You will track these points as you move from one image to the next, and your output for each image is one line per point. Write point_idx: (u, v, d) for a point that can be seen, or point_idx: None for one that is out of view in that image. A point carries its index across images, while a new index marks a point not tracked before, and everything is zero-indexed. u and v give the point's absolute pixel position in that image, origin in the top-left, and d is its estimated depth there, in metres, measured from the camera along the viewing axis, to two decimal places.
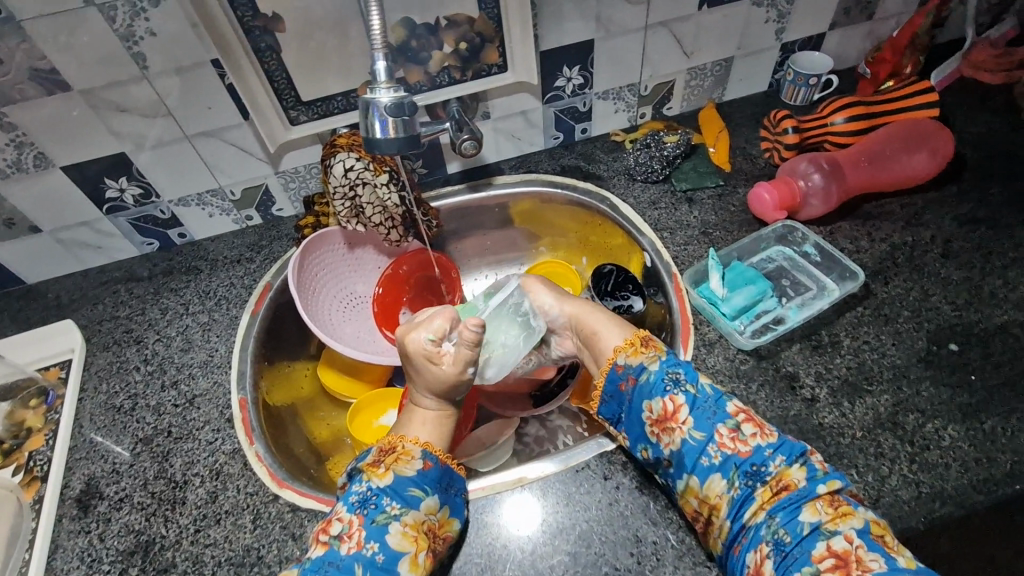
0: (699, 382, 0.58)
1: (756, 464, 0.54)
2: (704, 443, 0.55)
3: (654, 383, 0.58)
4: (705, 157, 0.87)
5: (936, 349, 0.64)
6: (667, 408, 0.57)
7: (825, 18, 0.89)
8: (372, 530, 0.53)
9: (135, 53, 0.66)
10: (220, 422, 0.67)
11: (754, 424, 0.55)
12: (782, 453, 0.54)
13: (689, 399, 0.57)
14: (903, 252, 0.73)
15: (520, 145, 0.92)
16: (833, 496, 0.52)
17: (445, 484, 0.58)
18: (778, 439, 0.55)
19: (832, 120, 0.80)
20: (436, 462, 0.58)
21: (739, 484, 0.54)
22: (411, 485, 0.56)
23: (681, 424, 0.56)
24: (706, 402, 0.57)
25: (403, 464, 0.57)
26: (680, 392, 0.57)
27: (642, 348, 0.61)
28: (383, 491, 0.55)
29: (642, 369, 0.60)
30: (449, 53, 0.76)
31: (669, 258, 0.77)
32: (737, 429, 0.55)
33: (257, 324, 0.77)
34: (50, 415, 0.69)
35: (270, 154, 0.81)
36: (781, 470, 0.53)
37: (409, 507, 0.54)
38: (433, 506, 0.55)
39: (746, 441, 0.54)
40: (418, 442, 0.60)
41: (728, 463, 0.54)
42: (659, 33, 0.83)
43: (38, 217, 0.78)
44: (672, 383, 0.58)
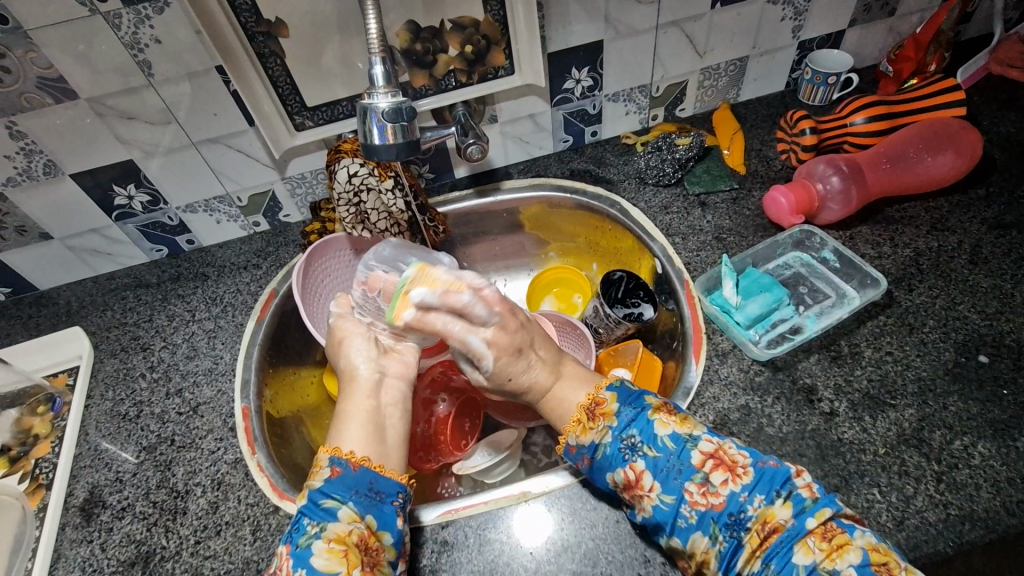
0: (658, 440, 0.54)
1: (734, 513, 0.50)
2: (676, 505, 0.51)
3: (612, 456, 0.55)
4: (719, 160, 0.85)
5: (965, 361, 0.61)
6: (630, 478, 0.53)
7: (844, 15, 0.86)
8: (297, 555, 0.50)
9: (141, 60, 0.66)
10: (223, 431, 0.66)
11: (723, 469, 0.52)
12: (759, 492, 0.50)
13: (651, 463, 0.53)
14: (928, 258, 0.70)
15: (528, 148, 0.90)
16: (825, 526, 0.48)
17: (364, 491, 0.55)
18: (753, 476, 0.51)
19: (852, 120, 0.78)
20: (346, 467, 0.55)
21: (722, 538, 0.50)
22: (322, 496, 0.53)
23: (647, 490, 0.52)
24: (669, 460, 0.53)
25: (311, 478, 0.55)
26: (639, 458, 0.53)
27: (591, 422, 0.57)
28: (299, 514, 0.53)
29: (595, 447, 0.56)
30: (455, 56, 0.74)
31: (681, 264, 0.74)
32: (706, 481, 0.51)
33: (262, 331, 0.76)
34: (56, 421, 0.69)
35: (276, 160, 0.80)
36: (762, 512, 0.50)
37: (327, 520, 0.51)
38: (353, 514, 0.52)
39: (717, 492, 0.51)
40: (329, 450, 0.57)
41: (705, 520, 0.50)
42: (671, 33, 0.81)
43: (49, 224, 0.79)
44: (629, 450, 0.54)
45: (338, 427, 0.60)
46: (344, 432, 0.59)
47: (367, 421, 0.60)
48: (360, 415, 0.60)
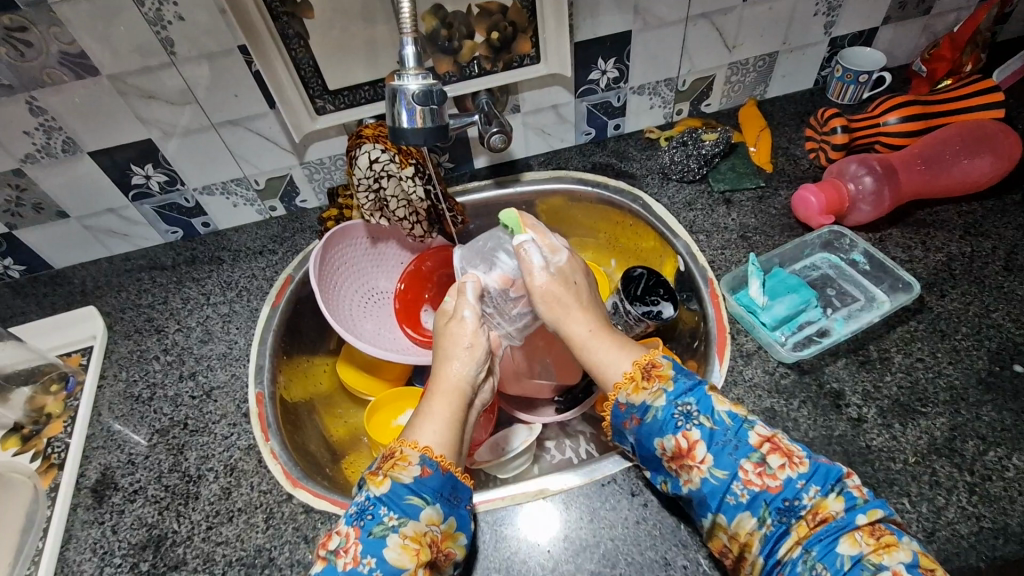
0: (715, 413, 0.52)
1: (788, 498, 0.48)
2: (728, 481, 0.49)
3: (664, 420, 0.53)
4: (745, 157, 0.83)
5: (999, 371, 0.59)
6: (682, 445, 0.51)
7: (879, 11, 0.84)
8: (368, 543, 0.49)
9: (163, 38, 0.65)
10: (236, 417, 0.65)
11: (780, 454, 0.49)
12: (816, 483, 0.48)
13: (706, 434, 0.51)
14: (960, 263, 0.68)
15: (549, 140, 0.89)
16: (875, 526, 0.46)
17: (448, 494, 0.53)
18: (809, 466, 0.49)
19: (885, 119, 0.75)
20: (437, 469, 0.53)
21: (771, 522, 0.48)
22: (409, 494, 0.51)
23: (699, 461, 0.50)
24: (725, 434, 0.51)
25: (399, 470, 0.52)
26: (694, 426, 0.51)
27: (646, 382, 0.55)
28: (378, 500, 0.51)
29: (647, 408, 0.54)
30: (480, 43, 0.73)
31: (705, 262, 0.73)
32: (762, 462, 0.49)
33: (276, 317, 0.75)
34: (70, 401, 0.69)
35: (295, 144, 0.79)
36: (816, 503, 0.47)
37: (408, 517, 0.50)
38: (434, 516, 0.51)
39: (774, 475, 0.48)
40: (418, 446, 0.54)
41: (757, 500, 0.48)
42: (701, 25, 0.79)
43: (66, 203, 0.78)
44: (684, 417, 0.52)
45: (417, 422, 0.57)
46: (424, 429, 0.56)
47: (449, 424, 0.57)
48: (442, 418, 0.57)
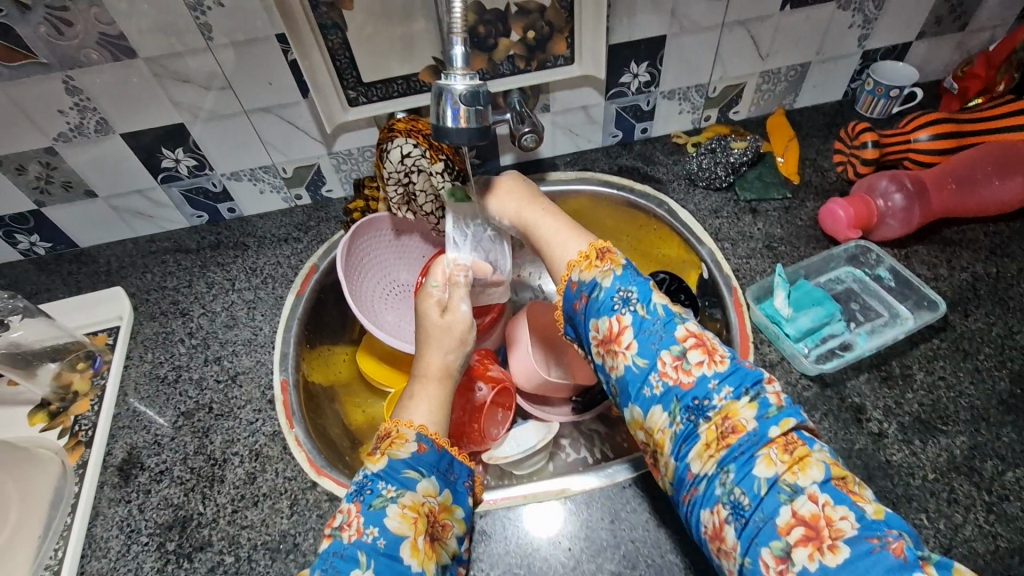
0: (652, 303, 0.52)
1: (698, 397, 0.47)
2: (647, 371, 0.50)
3: (603, 301, 0.53)
4: (773, 167, 0.83)
5: (1020, 393, 0.59)
6: (612, 329, 0.52)
7: (914, 26, 0.84)
8: (370, 515, 0.48)
9: (202, 23, 0.65)
10: (261, 403, 0.66)
11: (702, 351, 0.49)
12: (729, 384, 0.47)
13: (636, 320, 0.51)
14: (986, 283, 0.68)
15: (576, 141, 0.89)
16: (788, 437, 0.45)
17: (442, 470, 0.54)
18: (728, 367, 0.48)
19: (915, 136, 0.75)
20: (432, 445, 0.54)
21: (680, 417, 0.48)
22: (406, 467, 0.52)
23: (624, 347, 0.51)
24: (655, 324, 0.51)
25: (396, 447, 0.53)
26: (628, 312, 0.51)
27: (598, 261, 0.56)
28: (376, 475, 0.51)
29: (594, 286, 0.55)
30: (516, 41, 0.73)
31: (729, 271, 0.73)
32: (682, 356, 0.49)
33: (301, 306, 0.76)
34: (96, 380, 0.69)
35: (326, 134, 0.79)
36: (726, 405, 0.46)
37: (406, 488, 0.50)
38: (431, 489, 0.52)
39: (690, 370, 0.48)
40: (413, 425, 0.55)
41: (670, 395, 0.48)
42: (736, 33, 0.79)
43: (95, 182, 0.79)
44: (621, 302, 0.52)
45: (411, 405, 0.59)
46: (417, 412, 0.58)
47: (437, 406, 0.59)
48: (433, 402, 0.60)
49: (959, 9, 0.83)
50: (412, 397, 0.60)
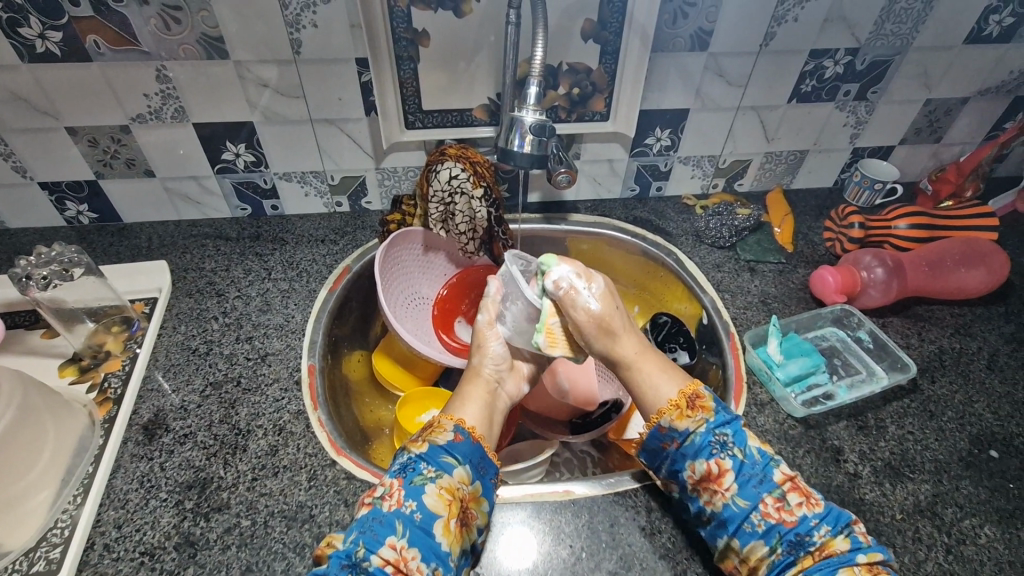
0: (748, 447, 0.57)
1: (800, 532, 0.53)
2: (748, 510, 0.54)
3: (701, 446, 0.57)
4: (770, 235, 0.93)
5: (976, 453, 0.67)
6: (712, 471, 0.56)
7: (897, 132, 0.97)
8: (410, 490, 0.53)
9: (294, 38, 0.74)
10: (288, 382, 0.70)
11: (799, 493, 0.55)
12: (827, 522, 0.53)
13: (736, 465, 0.56)
14: (950, 356, 0.77)
15: (598, 189, 0.98)
16: (874, 567, 0.51)
17: (475, 462, 0.58)
18: (823, 507, 0.54)
19: (896, 223, 0.86)
20: (467, 438, 0.59)
21: (781, 551, 0.53)
22: (444, 453, 0.56)
23: (724, 487, 0.55)
24: (753, 468, 0.56)
25: (435, 435, 0.58)
26: (727, 456, 0.56)
27: (689, 411, 0.59)
28: (419, 457, 0.55)
29: (688, 433, 0.58)
30: (562, 94, 0.83)
31: (728, 318, 0.81)
32: (783, 498, 0.54)
33: (331, 301, 0.81)
34: (129, 343, 0.73)
35: (378, 150, 0.87)
36: (825, 541, 0.52)
37: (443, 471, 0.55)
38: (464, 476, 0.56)
39: (791, 510, 0.54)
40: (452, 418, 0.60)
41: (771, 530, 0.54)
42: (748, 116, 0.91)
43: (156, 163, 0.84)
44: (719, 446, 0.57)
45: (456, 404, 0.64)
46: (463, 408, 0.63)
47: (483, 404, 0.64)
48: (480, 399, 0.64)
49: (935, 124, 0.97)
50: (458, 397, 0.65)
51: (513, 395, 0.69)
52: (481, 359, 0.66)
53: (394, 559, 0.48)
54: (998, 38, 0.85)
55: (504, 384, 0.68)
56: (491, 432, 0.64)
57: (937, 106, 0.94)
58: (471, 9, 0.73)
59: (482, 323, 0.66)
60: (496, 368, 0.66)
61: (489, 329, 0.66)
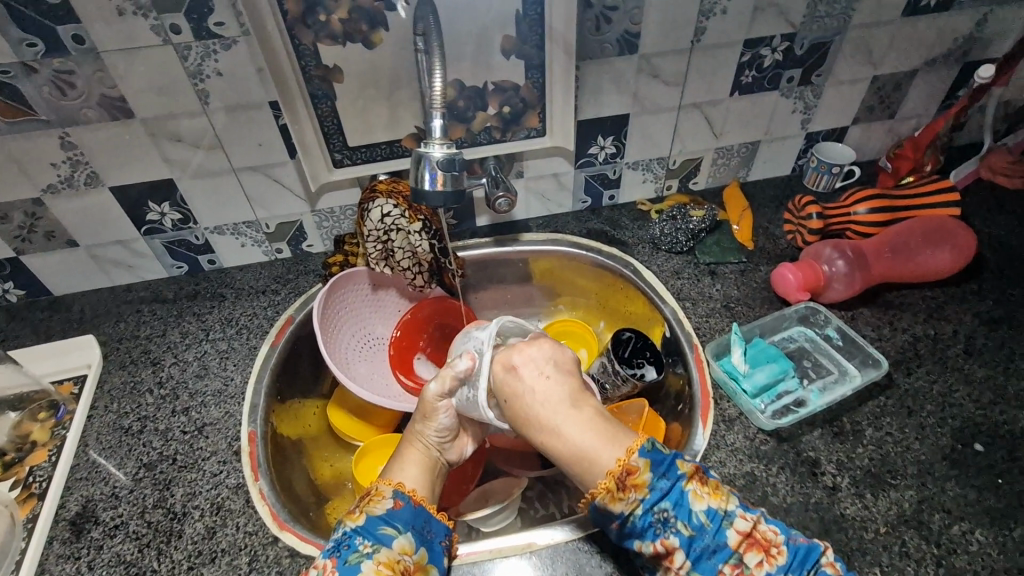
0: (692, 516, 0.52)
1: None
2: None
3: (643, 528, 0.52)
4: (729, 234, 0.90)
5: (961, 449, 0.63)
6: (659, 552, 0.52)
7: (849, 113, 0.94)
8: (344, 571, 0.50)
9: (200, 89, 0.70)
10: (226, 454, 0.66)
11: (757, 549, 0.51)
12: (792, 573, 0.50)
13: (684, 541, 0.52)
14: (925, 344, 0.74)
15: (548, 205, 0.95)
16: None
17: (420, 527, 0.55)
18: (786, 556, 0.51)
19: (855, 209, 0.83)
20: (408, 502, 0.56)
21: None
22: (383, 523, 0.53)
23: (677, 565, 0.52)
24: (703, 539, 0.51)
25: (373, 504, 0.55)
26: (672, 535, 0.52)
27: (621, 492, 0.52)
28: (355, 532, 0.53)
29: (626, 518, 0.52)
30: (492, 114, 0.79)
31: (691, 329, 0.78)
32: (740, 563, 0.51)
33: (274, 357, 0.77)
34: (56, 430, 0.69)
35: (309, 192, 0.83)
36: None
37: (381, 544, 0.52)
38: (406, 546, 0.53)
39: (752, 573, 0.50)
40: (391, 482, 0.57)
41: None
42: (692, 114, 0.87)
43: (78, 232, 0.80)
44: (661, 525, 0.52)
45: (396, 465, 0.60)
46: (402, 471, 0.59)
47: (424, 468, 0.60)
48: (419, 463, 0.61)
49: (887, 101, 0.93)
50: (395, 460, 0.61)
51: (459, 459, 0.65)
52: (424, 428, 0.62)
53: None
54: (937, 7, 0.82)
55: (447, 452, 0.64)
56: (435, 492, 0.61)
57: (886, 82, 0.91)
58: (381, 39, 0.69)
59: (432, 393, 0.61)
60: (439, 439, 0.62)
61: (438, 401, 0.60)
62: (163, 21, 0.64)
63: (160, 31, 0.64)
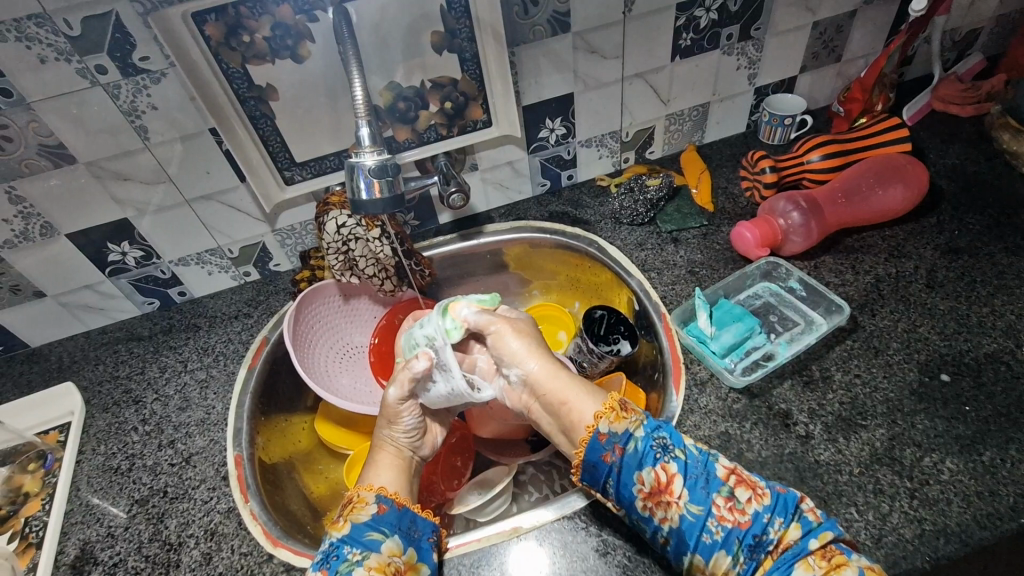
0: (687, 445, 0.54)
1: (757, 533, 0.50)
2: (704, 517, 0.51)
3: (644, 451, 0.54)
4: (689, 199, 0.90)
5: (928, 381, 0.65)
6: (659, 479, 0.53)
7: (794, 62, 0.94)
8: None
9: (138, 125, 0.70)
10: (215, 480, 0.67)
11: (746, 486, 0.52)
12: (778, 514, 0.51)
13: (681, 467, 0.53)
14: (888, 283, 0.75)
15: (508, 193, 0.95)
16: (828, 549, 0.49)
17: (405, 528, 0.57)
18: (772, 498, 0.51)
19: (808, 157, 0.84)
20: (392, 505, 0.58)
21: (743, 557, 0.50)
22: (369, 529, 0.55)
23: (677, 496, 0.52)
24: (698, 467, 0.53)
25: (357, 511, 0.56)
26: (671, 459, 0.53)
27: (624, 412, 0.56)
28: (341, 541, 0.54)
29: (629, 437, 0.54)
30: (435, 112, 0.79)
31: (658, 298, 0.78)
32: (733, 496, 0.51)
33: (253, 379, 0.78)
34: (47, 479, 0.70)
35: (266, 213, 0.83)
36: (780, 535, 0.50)
37: (370, 550, 0.53)
38: (395, 547, 0.55)
39: (744, 510, 0.51)
40: (372, 488, 0.59)
41: (731, 537, 0.50)
42: (636, 84, 0.87)
43: (43, 283, 0.80)
44: (661, 450, 0.54)
45: (370, 471, 0.63)
46: (378, 476, 0.62)
47: (399, 469, 0.63)
48: (391, 466, 0.63)
49: (831, 45, 0.93)
50: (370, 466, 0.63)
51: (430, 455, 0.68)
52: (391, 431, 0.64)
53: None
54: None
55: (419, 448, 0.66)
56: (413, 490, 0.64)
57: (826, 26, 0.90)
58: (310, 51, 0.69)
59: (393, 398, 0.63)
60: (409, 438, 0.65)
61: (400, 404, 0.63)
62: (87, 63, 0.63)
63: (86, 73, 0.64)
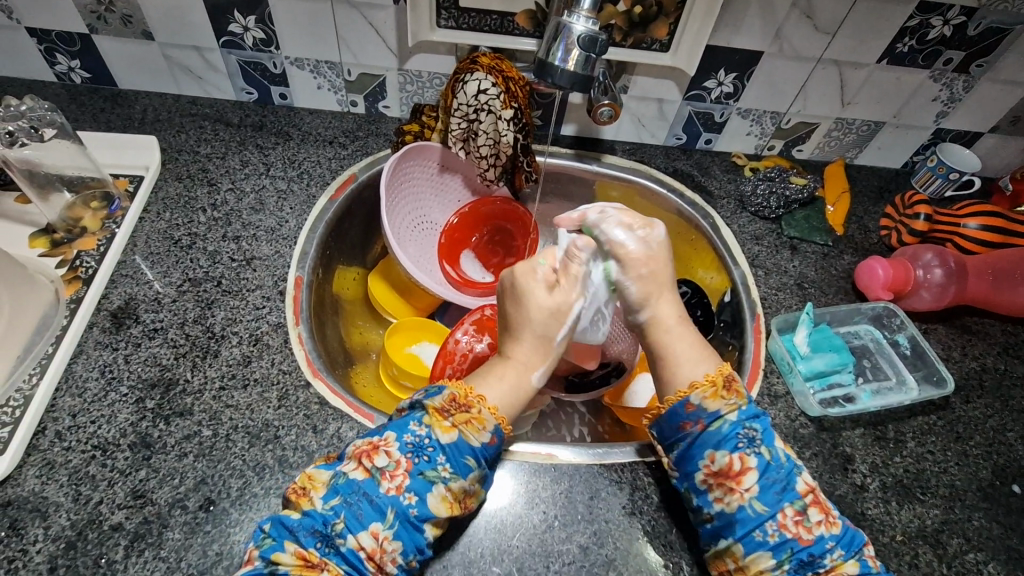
0: (776, 448, 0.52)
1: (813, 554, 0.49)
2: (765, 518, 0.49)
3: (728, 435, 0.52)
4: (822, 212, 0.84)
5: (999, 485, 0.62)
6: (733, 466, 0.51)
7: (992, 118, 0.85)
8: (416, 482, 0.49)
9: None
10: (272, 291, 0.65)
11: (819, 508, 0.50)
12: (842, 545, 0.50)
13: (761, 464, 0.51)
14: (991, 376, 0.70)
15: (641, 131, 0.88)
16: None
17: (491, 464, 0.53)
18: (841, 529, 0.50)
19: (965, 223, 0.76)
20: (499, 442, 0.53)
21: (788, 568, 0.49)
22: (468, 454, 0.50)
23: (744, 488, 0.50)
24: (779, 472, 0.51)
25: (473, 431, 0.51)
26: (754, 453, 0.51)
27: (725, 392, 0.54)
28: (439, 446, 0.50)
29: (717, 417, 0.53)
30: (620, 12, 0.71)
31: (756, 297, 0.74)
32: (803, 512, 0.50)
33: (332, 211, 0.74)
34: (107, 222, 0.68)
35: (402, 48, 0.76)
36: (836, 564, 0.49)
37: (459, 475, 0.50)
38: (478, 480, 0.51)
39: (810, 528, 0.49)
40: (494, 413, 0.53)
41: (784, 545, 0.49)
42: (828, 71, 0.78)
43: (155, 25, 0.75)
44: (746, 441, 0.52)
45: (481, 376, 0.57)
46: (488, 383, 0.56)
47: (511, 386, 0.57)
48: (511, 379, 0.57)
49: None
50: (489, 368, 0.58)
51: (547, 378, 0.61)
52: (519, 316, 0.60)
53: (371, 547, 0.46)
54: None
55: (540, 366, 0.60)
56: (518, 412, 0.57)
57: None
58: None
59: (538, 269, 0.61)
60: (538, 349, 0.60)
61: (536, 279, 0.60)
62: None
63: None
